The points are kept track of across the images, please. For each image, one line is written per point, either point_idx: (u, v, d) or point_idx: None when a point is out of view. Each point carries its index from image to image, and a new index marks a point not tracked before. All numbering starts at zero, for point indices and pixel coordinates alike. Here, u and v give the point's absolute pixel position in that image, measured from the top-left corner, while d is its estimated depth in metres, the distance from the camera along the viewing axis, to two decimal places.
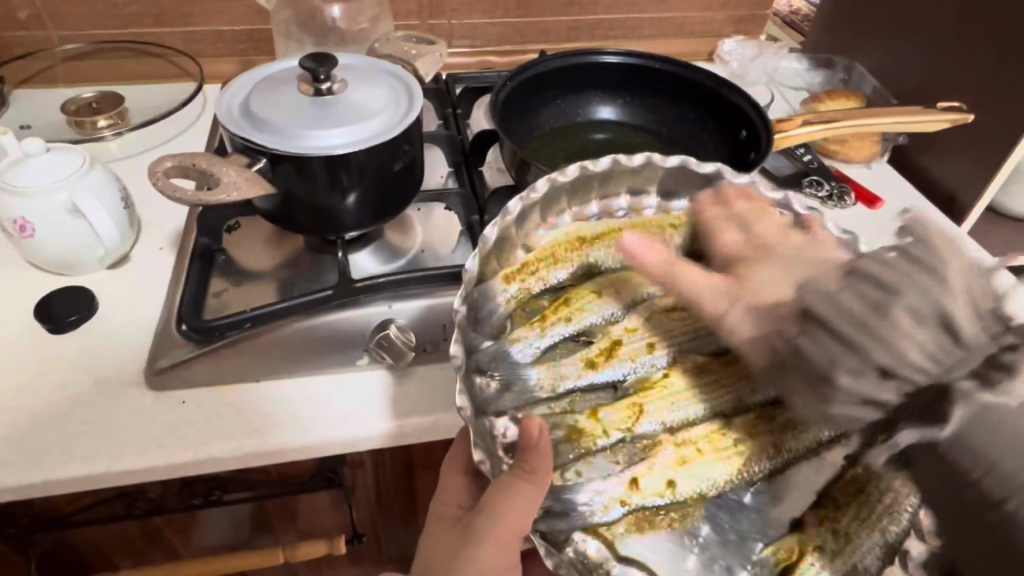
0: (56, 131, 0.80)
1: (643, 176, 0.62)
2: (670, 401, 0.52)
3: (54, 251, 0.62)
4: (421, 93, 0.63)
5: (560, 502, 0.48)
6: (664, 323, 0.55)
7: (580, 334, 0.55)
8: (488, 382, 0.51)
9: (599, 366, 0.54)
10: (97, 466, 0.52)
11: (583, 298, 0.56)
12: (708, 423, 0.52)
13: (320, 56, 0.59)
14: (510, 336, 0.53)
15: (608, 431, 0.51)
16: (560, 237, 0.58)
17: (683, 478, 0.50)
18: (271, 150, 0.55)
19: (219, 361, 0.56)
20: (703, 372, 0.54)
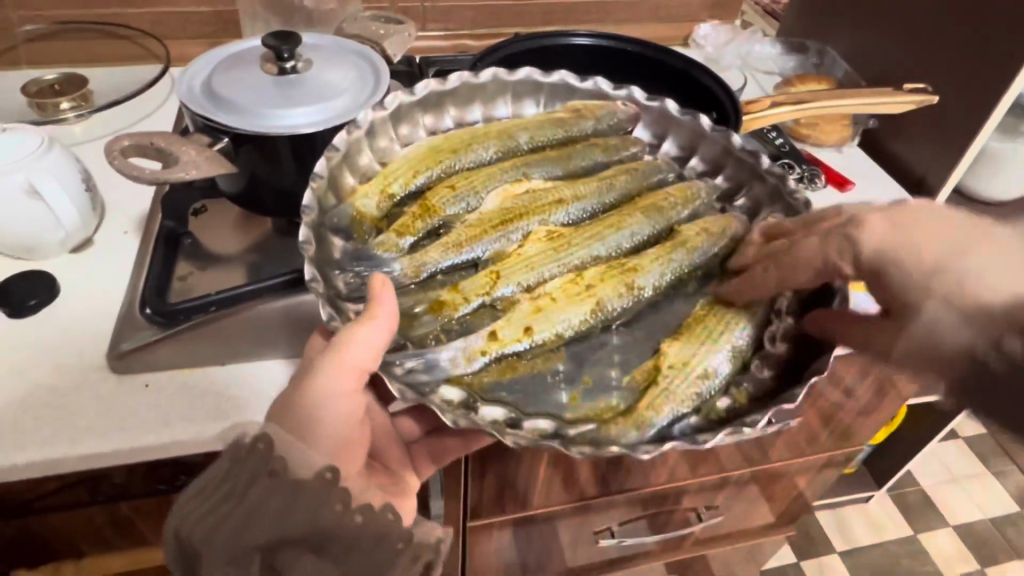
0: (16, 113, 0.78)
1: (500, 88, 0.68)
2: (526, 266, 0.57)
3: (12, 234, 0.60)
4: (388, 73, 0.62)
5: (422, 361, 0.49)
6: (522, 197, 0.62)
7: (442, 227, 0.60)
8: (338, 279, 0.53)
9: (465, 245, 0.58)
10: (57, 450, 0.51)
11: (444, 191, 0.61)
12: (565, 279, 0.57)
13: (283, 34, 0.58)
14: (377, 243, 0.56)
15: (468, 298, 0.55)
16: (416, 150, 0.63)
17: (542, 326, 0.54)
18: (233, 129, 0.54)
19: (183, 343, 0.56)
20: (561, 236, 0.60)
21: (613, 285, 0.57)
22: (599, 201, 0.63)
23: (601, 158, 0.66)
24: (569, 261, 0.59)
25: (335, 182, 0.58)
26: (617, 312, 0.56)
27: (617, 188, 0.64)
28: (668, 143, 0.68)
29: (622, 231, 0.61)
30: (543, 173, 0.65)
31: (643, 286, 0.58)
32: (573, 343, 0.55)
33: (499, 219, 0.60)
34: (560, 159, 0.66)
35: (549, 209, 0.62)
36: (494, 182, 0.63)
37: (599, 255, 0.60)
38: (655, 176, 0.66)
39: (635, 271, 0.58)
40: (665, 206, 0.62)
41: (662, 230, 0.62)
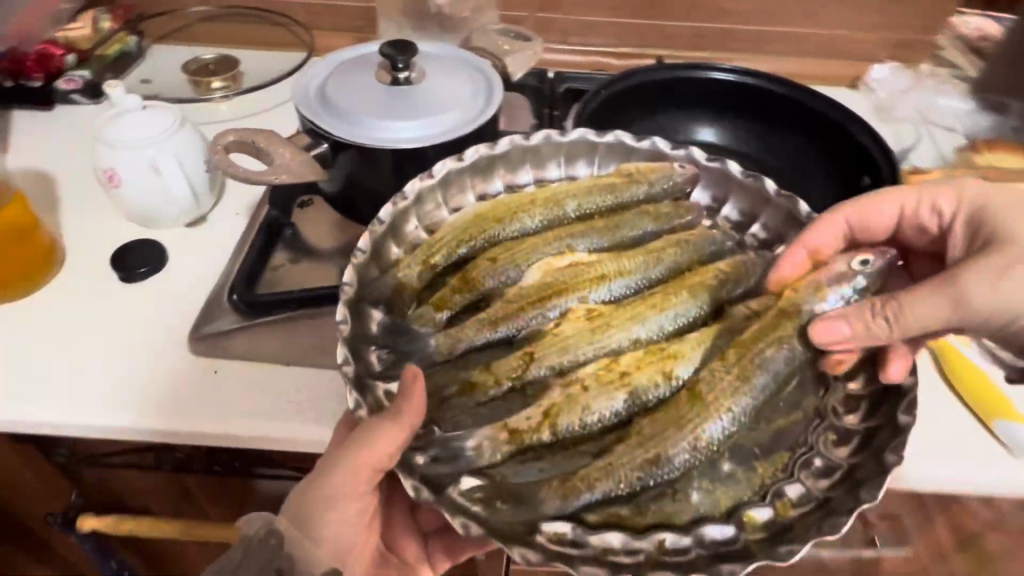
0: (176, 87, 0.85)
1: (554, 150, 0.59)
2: (561, 346, 0.50)
3: (137, 203, 0.65)
4: (501, 90, 0.59)
5: (446, 449, 0.45)
6: (564, 272, 0.54)
7: (481, 302, 0.54)
8: (375, 357, 0.49)
9: (500, 324, 0.51)
10: (127, 419, 0.53)
11: (483, 263, 0.54)
12: (600, 364, 0.50)
13: (400, 43, 0.57)
14: (413, 317, 0.51)
15: (499, 379, 0.49)
16: (460, 215, 0.56)
17: (568, 416, 0.47)
18: (334, 135, 0.54)
19: (258, 337, 0.57)
20: (600, 316, 0.52)
21: (649, 371, 0.49)
22: (647, 276, 0.54)
23: (650, 227, 0.57)
24: (608, 343, 0.51)
25: (381, 255, 0.53)
26: (655, 401, 0.48)
27: (665, 262, 0.55)
28: (731, 205, 0.58)
29: (664, 313, 0.52)
30: (586, 245, 0.57)
31: (683, 374, 0.49)
32: (601, 434, 0.48)
33: (535, 294, 0.52)
34: (607, 230, 0.57)
35: (589, 286, 0.53)
36: (535, 256, 0.55)
37: (641, 339, 0.51)
38: (710, 248, 0.55)
39: (673, 356, 0.49)
40: (714, 282, 0.53)
41: (709, 310, 0.53)
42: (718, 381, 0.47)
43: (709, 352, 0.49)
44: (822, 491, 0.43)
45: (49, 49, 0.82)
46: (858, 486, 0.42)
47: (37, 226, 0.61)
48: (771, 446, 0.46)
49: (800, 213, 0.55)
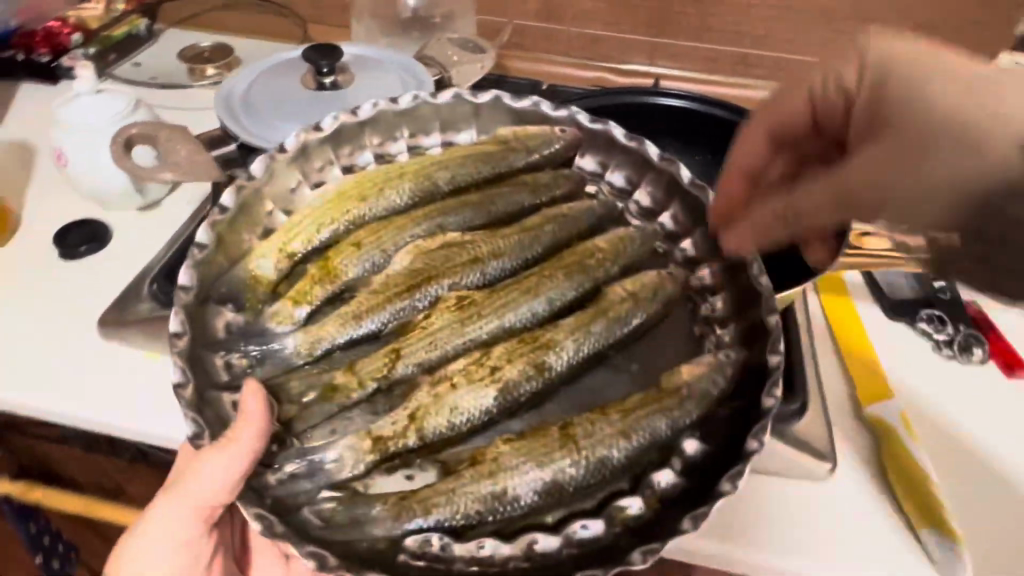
0: (173, 71, 0.87)
1: (428, 113, 0.57)
2: (426, 341, 0.49)
3: (85, 184, 0.66)
4: (431, 97, 0.58)
5: (304, 463, 0.43)
6: (434, 255, 0.53)
7: (346, 292, 0.52)
8: (228, 362, 0.46)
9: (364, 317, 0.50)
10: (19, 396, 0.54)
11: (341, 246, 0.53)
12: (468, 360, 0.48)
13: (325, 46, 0.56)
14: (269, 315, 0.49)
15: (362, 382, 0.47)
16: (322, 197, 0.53)
17: (436, 418, 0.46)
18: (238, 136, 0.53)
19: (162, 328, 0.57)
20: (469, 303, 0.51)
21: (519, 365, 0.48)
22: (522, 255, 0.54)
23: (528, 201, 0.57)
24: (476, 334, 0.50)
25: (228, 245, 0.49)
26: (527, 395, 0.47)
27: (543, 240, 0.55)
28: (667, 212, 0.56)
29: (537, 298, 0.51)
30: (458, 224, 0.55)
31: (555, 365, 0.48)
32: (470, 436, 0.47)
33: (403, 283, 0.51)
34: (478, 206, 0.56)
35: (459, 271, 0.52)
36: (404, 239, 0.54)
37: (511, 325, 0.50)
38: (590, 220, 0.56)
39: (545, 345, 0.49)
40: (592, 264, 0.53)
41: (587, 291, 0.53)
42: (595, 429, 0.45)
43: (584, 337, 0.49)
44: (681, 485, 0.43)
45: (58, 29, 0.86)
46: (698, 496, 0.41)
47: None
48: (626, 467, 0.44)
49: (653, 159, 0.56)
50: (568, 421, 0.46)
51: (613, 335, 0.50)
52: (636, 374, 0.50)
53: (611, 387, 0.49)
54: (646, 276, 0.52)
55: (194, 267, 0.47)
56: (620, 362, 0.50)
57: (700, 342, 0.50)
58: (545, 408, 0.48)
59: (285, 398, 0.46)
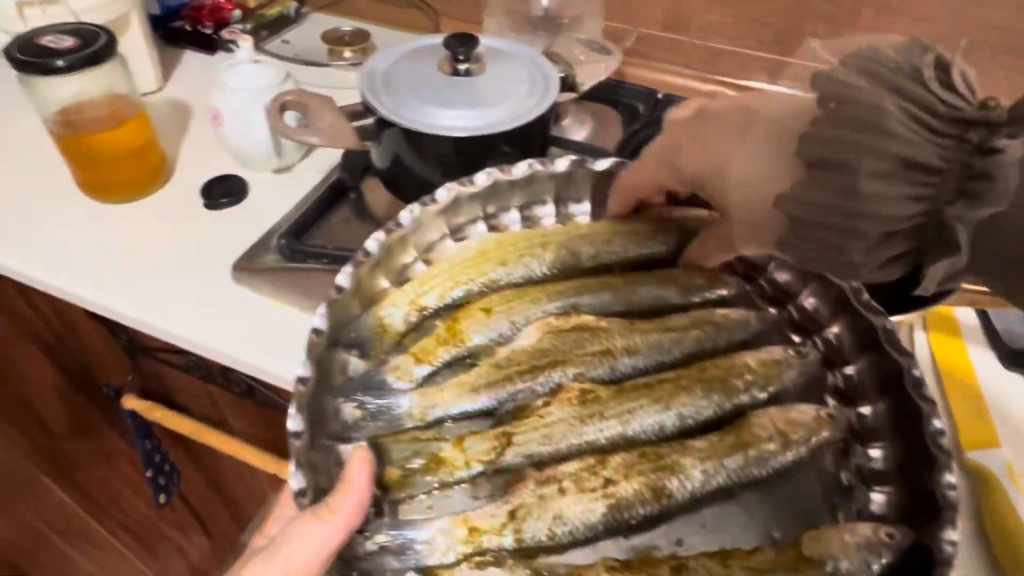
0: (314, 51, 0.94)
1: (582, 178, 0.61)
2: (541, 436, 0.52)
3: (234, 143, 0.73)
4: (556, 91, 0.61)
5: (395, 540, 0.47)
6: (566, 337, 0.55)
7: (468, 357, 0.56)
8: (344, 411, 0.51)
9: (481, 392, 0.53)
10: (161, 322, 0.61)
11: (477, 313, 0.56)
12: (581, 464, 0.52)
13: (463, 36, 0.60)
14: (389, 367, 0.53)
15: (468, 462, 0.51)
16: (464, 251, 0.58)
17: (535, 522, 0.49)
18: (380, 112, 0.57)
19: (284, 278, 0.63)
20: (593, 399, 0.53)
21: (636, 484, 0.50)
22: (658, 356, 0.56)
23: (673, 297, 0.58)
24: (593, 437, 0.53)
25: (365, 288, 0.54)
26: (637, 518, 0.50)
27: (685, 342, 0.56)
28: (833, 326, 0.55)
29: (668, 410, 0.53)
30: (594, 304, 0.58)
31: (675, 492, 0.50)
32: (574, 544, 0.50)
33: (526, 363, 0.54)
34: (618, 291, 0.58)
35: (589, 361, 0.55)
36: (534, 313, 0.57)
37: (632, 434, 0.53)
38: (742, 334, 0.57)
39: (669, 470, 0.51)
40: (733, 383, 0.54)
41: (721, 409, 0.54)
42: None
43: (711, 471, 0.51)
44: None
45: (222, 4, 0.95)
46: None
47: (154, 143, 0.70)
48: None
49: None
50: (681, 560, 0.48)
51: (747, 474, 0.51)
52: (761, 514, 0.51)
53: (731, 527, 0.50)
54: (797, 413, 0.52)
55: (331, 305, 0.50)
56: (745, 499, 0.51)
57: (848, 494, 0.50)
58: (655, 530, 0.50)
59: (387, 455, 0.51)
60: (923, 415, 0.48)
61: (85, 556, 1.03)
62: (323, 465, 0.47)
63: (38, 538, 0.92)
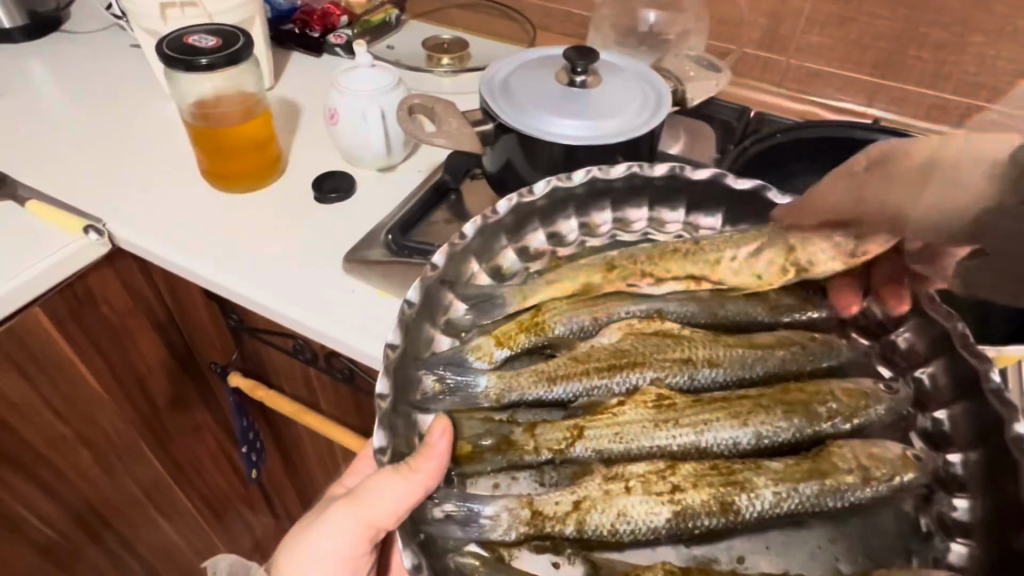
0: (414, 57, 0.98)
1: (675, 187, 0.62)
2: (614, 432, 0.53)
3: (345, 141, 0.77)
4: (667, 108, 0.62)
5: (462, 510, 0.48)
6: (646, 342, 0.57)
7: (547, 348, 0.57)
8: (427, 382, 0.52)
9: (558, 381, 0.54)
10: (276, 305, 0.65)
11: (559, 303, 0.58)
12: (651, 467, 0.51)
13: (583, 49, 0.62)
14: (472, 346, 0.55)
15: (539, 448, 0.52)
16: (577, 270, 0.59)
17: (599, 514, 0.49)
18: (499, 119, 0.60)
19: (391, 270, 0.65)
20: (670, 406, 0.54)
21: (704, 493, 0.50)
22: (739, 371, 0.57)
23: (763, 317, 0.59)
24: (665, 442, 0.53)
25: (458, 268, 0.57)
26: (701, 529, 0.49)
27: (768, 362, 0.57)
28: (925, 367, 0.53)
29: (744, 428, 0.53)
30: (676, 314, 0.59)
31: (744, 509, 0.49)
32: (632, 546, 0.50)
33: (607, 362, 0.55)
34: (706, 305, 0.59)
35: (668, 367, 0.56)
36: (616, 314, 0.58)
37: (703, 445, 0.53)
38: (829, 363, 0.57)
39: (735, 484, 0.50)
40: (819, 411, 0.53)
41: (803, 435, 0.54)
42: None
43: (786, 493, 0.50)
44: None
45: (331, 10, 1.00)
46: None
47: (273, 139, 0.75)
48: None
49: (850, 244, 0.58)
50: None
51: (822, 503, 0.50)
52: (836, 546, 0.49)
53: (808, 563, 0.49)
54: (881, 448, 0.51)
55: (426, 280, 0.53)
56: (817, 529, 0.50)
57: (926, 542, 0.48)
58: (717, 544, 0.50)
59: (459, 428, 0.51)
60: (1017, 469, 0.45)
61: (173, 526, 1.05)
62: (404, 432, 0.49)
63: (134, 507, 0.96)
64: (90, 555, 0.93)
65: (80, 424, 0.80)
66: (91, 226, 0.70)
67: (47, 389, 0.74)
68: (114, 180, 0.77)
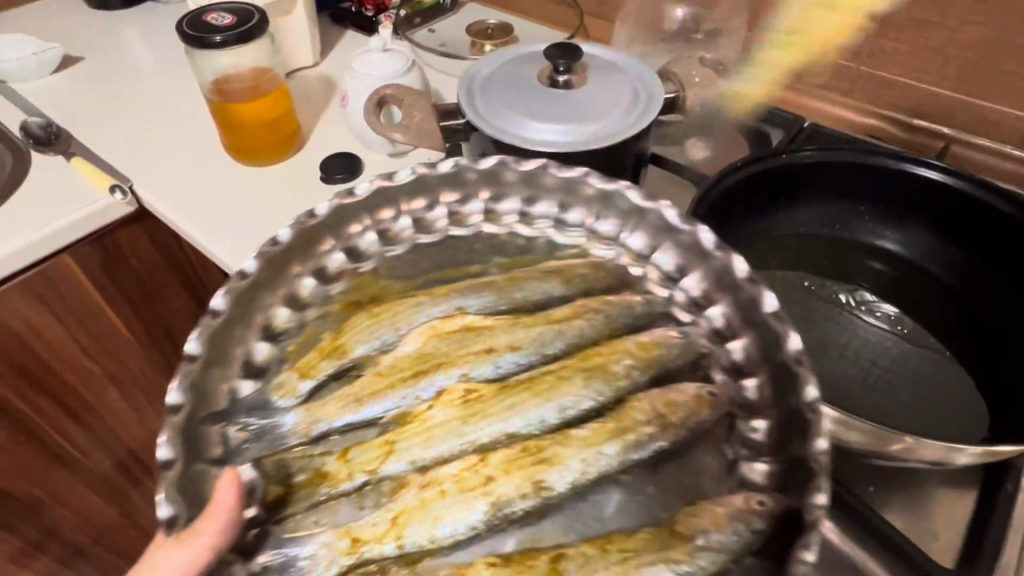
0: (457, 42, 0.97)
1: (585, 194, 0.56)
2: (423, 439, 0.45)
3: (355, 123, 0.78)
4: (655, 114, 0.58)
5: (277, 559, 0.41)
6: (446, 340, 0.50)
7: (352, 369, 0.49)
8: (227, 434, 0.45)
9: (365, 403, 0.47)
10: None
11: (361, 321, 0.51)
12: (465, 462, 0.44)
13: (567, 45, 0.59)
14: (274, 385, 0.47)
15: (351, 472, 0.44)
16: (440, 252, 0.55)
17: (417, 526, 0.42)
18: (468, 114, 0.58)
19: None
20: (477, 399, 0.47)
21: (517, 479, 0.43)
22: (537, 352, 0.50)
23: (558, 291, 0.53)
24: (476, 436, 0.46)
25: (272, 286, 0.51)
26: (517, 514, 0.42)
27: (568, 335, 0.50)
28: (752, 376, 0.46)
29: (546, 403, 0.47)
30: (480, 306, 0.52)
31: (556, 484, 0.43)
32: (453, 548, 0.41)
33: (410, 369, 0.48)
34: (502, 288, 0.53)
35: (472, 360, 0.49)
36: (419, 319, 0.51)
37: (511, 430, 0.46)
38: (624, 320, 0.51)
39: (545, 461, 0.44)
40: (614, 372, 0.48)
41: (604, 401, 0.47)
42: (589, 566, 0.40)
43: (591, 458, 0.44)
44: None
45: None
46: None
47: (290, 115, 0.78)
48: None
49: (707, 247, 0.50)
50: (561, 548, 0.41)
51: (628, 460, 0.44)
52: (652, 497, 0.43)
53: (619, 513, 0.42)
54: (676, 393, 0.46)
55: (205, 328, 0.47)
56: (641, 485, 0.43)
57: (732, 468, 0.43)
58: (541, 524, 0.42)
59: (264, 471, 0.44)
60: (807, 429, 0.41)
61: None
62: (198, 492, 0.41)
63: None
64: (128, 487, 1.04)
65: (107, 362, 0.89)
66: (117, 184, 0.76)
67: (75, 329, 0.82)
68: (152, 144, 0.83)
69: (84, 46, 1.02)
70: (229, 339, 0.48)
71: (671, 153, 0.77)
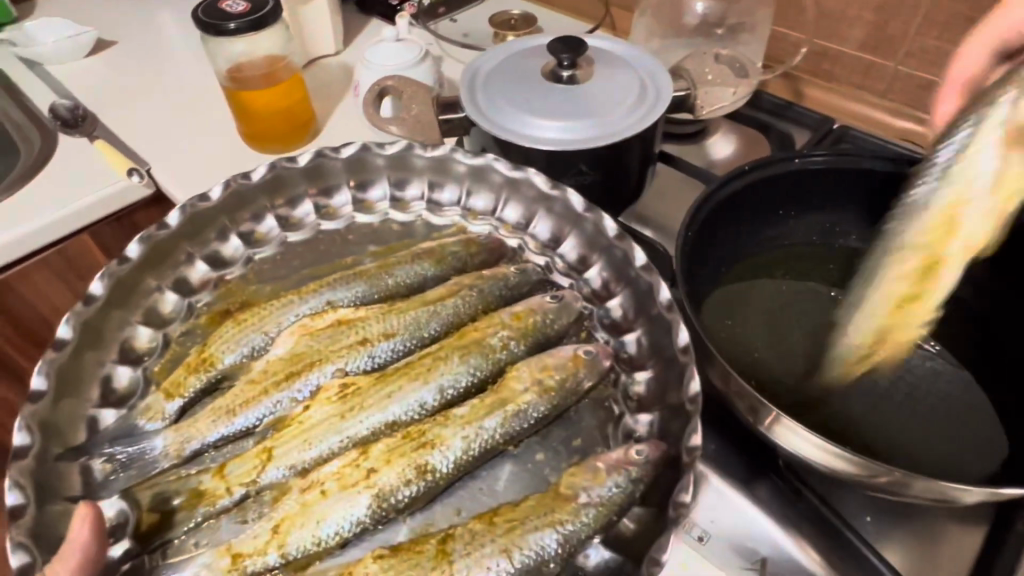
0: (479, 32, 0.95)
1: (499, 182, 0.62)
2: (301, 441, 0.52)
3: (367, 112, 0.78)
4: (660, 113, 0.56)
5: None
6: (319, 337, 0.57)
7: (223, 379, 0.56)
8: (91, 468, 0.49)
9: (237, 413, 0.54)
10: None
11: (226, 330, 0.57)
12: (344, 460, 0.51)
13: (573, 38, 0.57)
14: (141, 409, 0.53)
15: (229, 488, 0.50)
16: (320, 269, 0.61)
17: (299, 532, 0.48)
18: (467, 107, 0.57)
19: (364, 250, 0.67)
20: (353, 391, 0.54)
21: (398, 467, 0.50)
22: (415, 334, 0.58)
23: (431, 271, 0.61)
24: (354, 431, 0.53)
25: (137, 303, 0.57)
26: (404, 501, 0.49)
27: (441, 316, 0.59)
28: (633, 331, 0.56)
29: (426, 385, 0.55)
30: (349, 298, 0.60)
31: (439, 466, 0.50)
32: (343, 546, 0.48)
33: (281, 372, 0.55)
34: (373, 279, 0.60)
35: (347, 355, 0.56)
36: (287, 321, 0.58)
37: (392, 419, 0.54)
38: (497, 291, 0.60)
39: (427, 445, 0.51)
40: (489, 345, 0.56)
41: (479, 374, 0.56)
42: (473, 543, 0.46)
43: (473, 435, 0.51)
44: None
45: None
46: None
47: (303, 104, 0.78)
48: None
49: (608, 233, 0.57)
50: (450, 531, 0.47)
51: (510, 428, 0.52)
52: (540, 464, 0.51)
53: (508, 482, 0.51)
54: (553, 357, 0.55)
55: (50, 363, 0.50)
56: (523, 455, 0.52)
57: (618, 421, 0.53)
58: (431, 510, 0.49)
59: (135, 499, 0.49)
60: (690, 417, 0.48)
61: None
62: (47, 528, 0.45)
63: None
64: None
65: None
66: (134, 167, 0.77)
67: None
68: (172, 128, 0.84)
69: (120, 29, 1.05)
70: (83, 371, 0.53)
71: (691, 153, 0.74)
